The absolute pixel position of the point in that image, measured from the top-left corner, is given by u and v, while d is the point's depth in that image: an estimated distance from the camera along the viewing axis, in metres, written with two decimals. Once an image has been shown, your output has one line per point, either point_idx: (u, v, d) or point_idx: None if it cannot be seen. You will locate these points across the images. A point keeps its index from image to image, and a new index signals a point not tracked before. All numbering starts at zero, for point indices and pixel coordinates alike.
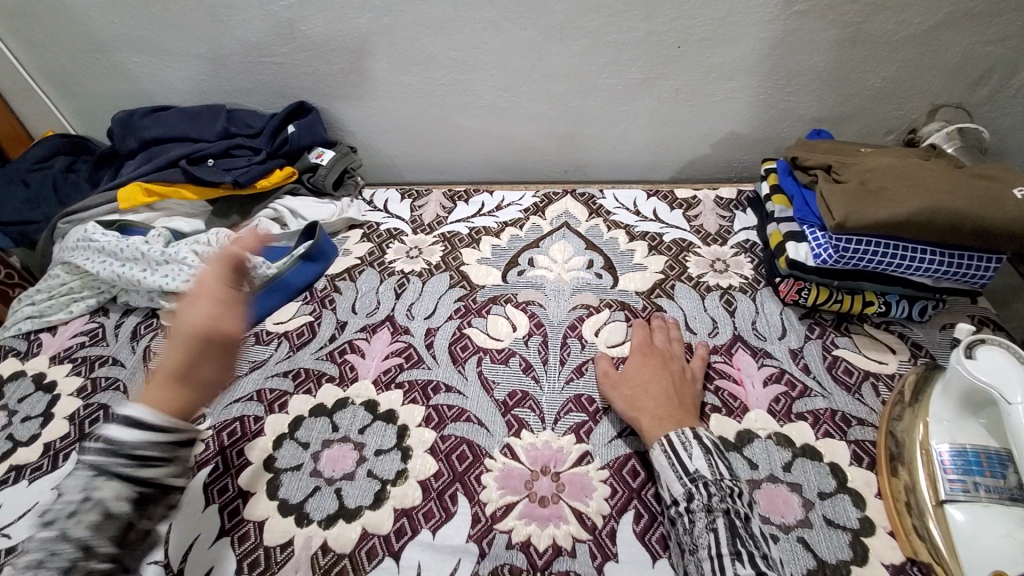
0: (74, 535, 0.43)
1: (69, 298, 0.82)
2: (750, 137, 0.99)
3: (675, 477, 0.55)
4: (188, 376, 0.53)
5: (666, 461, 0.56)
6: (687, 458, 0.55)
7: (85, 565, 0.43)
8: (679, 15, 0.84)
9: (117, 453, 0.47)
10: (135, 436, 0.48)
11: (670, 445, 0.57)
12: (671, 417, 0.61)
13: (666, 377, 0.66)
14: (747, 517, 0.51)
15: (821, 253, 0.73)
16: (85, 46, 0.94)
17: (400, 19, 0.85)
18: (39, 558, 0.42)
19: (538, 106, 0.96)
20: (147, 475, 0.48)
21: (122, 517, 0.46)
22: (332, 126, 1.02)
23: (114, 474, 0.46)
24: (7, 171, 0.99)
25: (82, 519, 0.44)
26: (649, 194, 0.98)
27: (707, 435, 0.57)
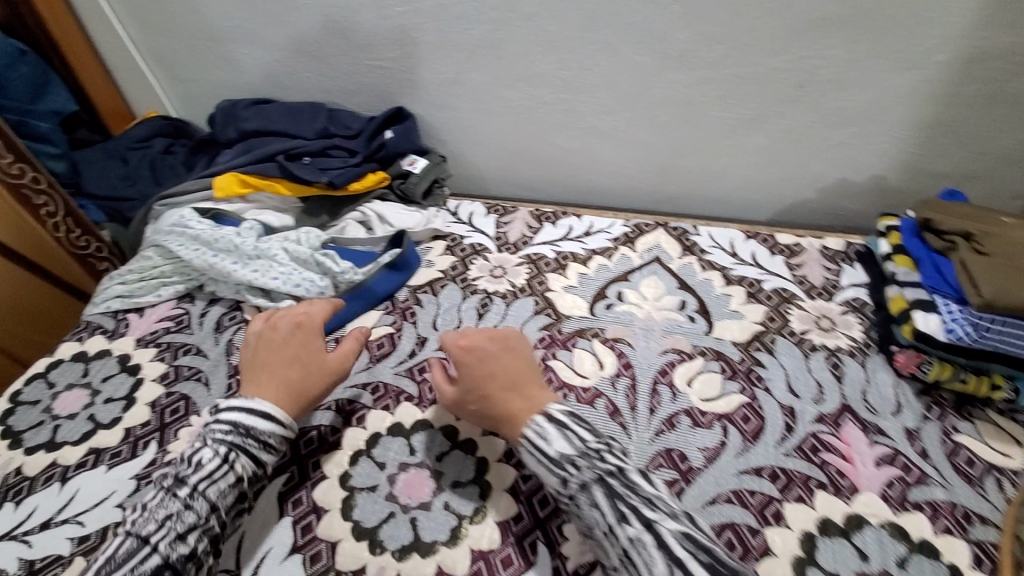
0: (204, 496, 0.54)
1: (158, 281, 0.83)
2: (865, 186, 0.92)
3: (546, 468, 0.55)
4: (297, 393, 0.61)
5: (535, 459, 0.55)
6: (547, 444, 0.55)
7: (209, 522, 0.53)
8: (809, 54, 0.79)
9: (251, 436, 0.57)
10: (266, 426, 0.58)
11: (529, 440, 0.56)
12: (523, 408, 0.58)
13: (521, 364, 0.62)
14: (620, 470, 0.54)
15: (956, 329, 0.67)
16: (200, 34, 0.96)
17: (515, 33, 0.84)
18: (174, 512, 0.52)
19: (640, 133, 0.92)
20: (266, 459, 0.58)
21: (241, 487, 0.56)
22: (426, 133, 1.00)
23: (243, 452, 0.56)
24: (109, 146, 1.03)
25: (213, 485, 0.54)
26: (748, 235, 0.92)
27: (559, 411, 0.57)
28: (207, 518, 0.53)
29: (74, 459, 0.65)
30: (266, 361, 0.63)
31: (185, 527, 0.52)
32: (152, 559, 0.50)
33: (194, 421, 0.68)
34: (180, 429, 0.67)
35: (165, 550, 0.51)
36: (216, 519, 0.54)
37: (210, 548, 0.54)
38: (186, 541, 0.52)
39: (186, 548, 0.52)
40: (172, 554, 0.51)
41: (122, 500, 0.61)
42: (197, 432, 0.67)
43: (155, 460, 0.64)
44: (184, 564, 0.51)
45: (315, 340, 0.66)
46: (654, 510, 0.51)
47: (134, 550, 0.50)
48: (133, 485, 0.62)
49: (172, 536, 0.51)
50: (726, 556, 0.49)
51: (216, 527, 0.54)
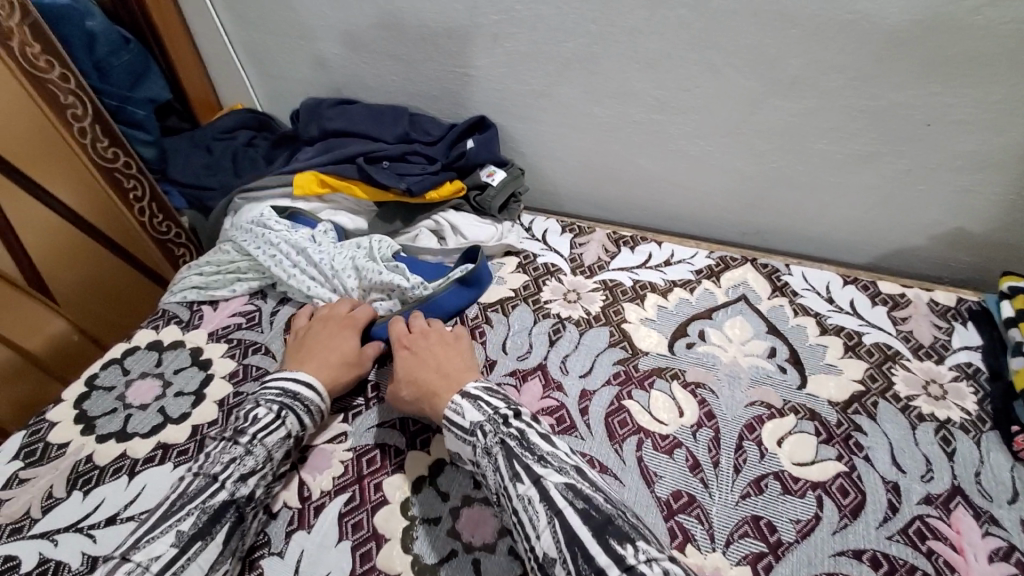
0: (262, 444, 0.58)
1: (233, 276, 0.83)
2: (988, 237, 0.83)
3: (461, 437, 0.58)
4: (333, 377, 0.66)
5: (450, 433, 0.59)
6: (459, 416, 0.59)
7: (265, 469, 0.58)
8: (942, 91, 0.71)
9: (299, 399, 0.62)
10: (309, 392, 0.63)
11: (446, 415, 0.59)
12: (445, 388, 0.62)
13: (456, 355, 0.67)
14: (521, 432, 0.56)
15: None
16: (291, 31, 0.96)
17: (613, 49, 0.80)
18: (237, 455, 0.57)
19: (735, 161, 0.86)
20: (308, 423, 0.63)
21: (290, 442, 0.61)
22: (505, 144, 0.97)
23: (292, 411, 0.61)
24: (196, 135, 1.05)
25: (270, 434, 0.59)
26: (846, 280, 0.85)
27: (472, 387, 0.61)
28: (264, 464, 0.58)
29: (142, 452, 0.66)
30: (312, 347, 0.68)
31: (247, 470, 0.56)
32: (221, 496, 0.54)
33: None
34: None
35: (230, 489, 0.55)
36: (270, 467, 0.58)
37: (262, 497, 0.58)
38: (248, 483, 0.56)
39: (248, 490, 0.56)
40: (236, 493, 0.55)
41: None
42: None
43: None
44: (245, 505, 0.55)
45: (352, 334, 0.71)
46: (549, 467, 0.53)
47: (203, 486, 0.54)
48: None
49: (237, 477, 0.55)
50: (609, 506, 0.50)
51: (269, 476, 0.58)
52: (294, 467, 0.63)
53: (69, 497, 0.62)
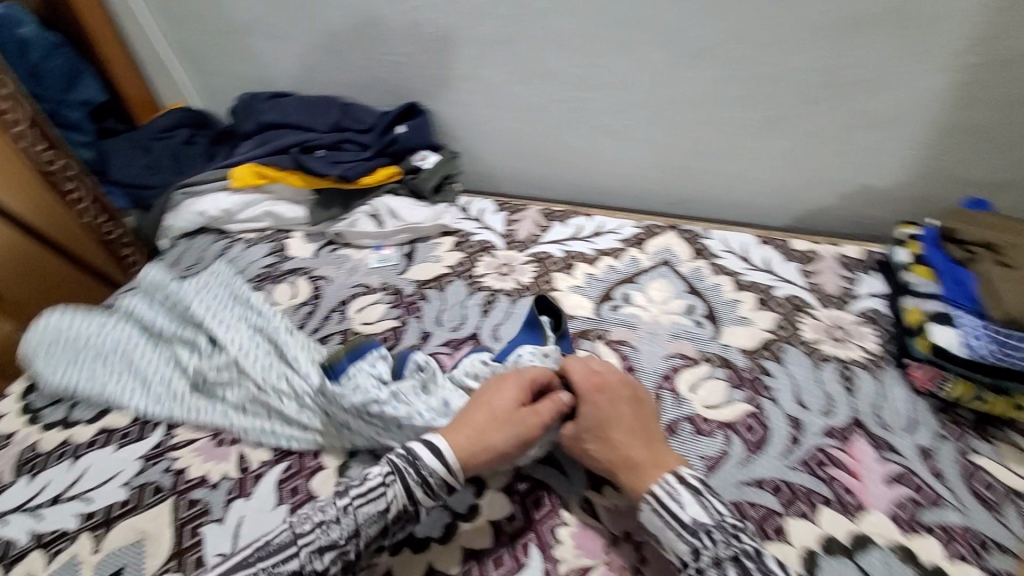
0: (353, 514, 0.52)
1: (112, 364, 0.71)
2: (889, 193, 0.88)
3: (676, 537, 0.51)
4: (485, 443, 0.56)
5: (660, 521, 0.52)
6: (678, 509, 0.52)
7: (347, 548, 0.51)
8: (830, 55, 0.77)
9: (416, 467, 0.54)
10: (431, 462, 0.55)
11: (658, 500, 0.53)
12: (646, 461, 0.55)
13: (650, 419, 0.60)
14: (757, 553, 0.49)
15: (977, 343, 0.64)
16: (222, 27, 0.99)
17: (529, 30, 0.84)
18: (326, 519, 0.52)
19: (655, 133, 0.91)
20: (421, 497, 0.54)
21: (387, 522, 0.53)
22: (438, 130, 1.01)
23: (402, 479, 0.54)
24: (137, 136, 1.06)
25: (365, 505, 0.53)
26: (762, 241, 0.90)
27: (691, 475, 0.54)
28: (346, 541, 0.51)
29: (86, 437, 0.68)
30: (472, 408, 0.59)
31: (326, 543, 0.51)
32: (292, 564, 0.50)
33: None
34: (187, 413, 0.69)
35: (303, 558, 0.50)
36: (354, 545, 0.52)
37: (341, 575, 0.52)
38: (321, 558, 0.51)
39: (319, 566, 0.50)
40: (307, 565, 0.50)
41: (129, 480, 0.63)
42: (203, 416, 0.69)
43: (163, 442, 0.66)
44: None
45: (515, 388, 0.60)
46: None
47: (284, 542, 0.51)
48: (140, 466, 0.64)
49: (313, 548, 0.51)
50: None
51: (352, 554, 0.52)
52: (233, 441, 0.66)
53: (15, 482, 0.64)
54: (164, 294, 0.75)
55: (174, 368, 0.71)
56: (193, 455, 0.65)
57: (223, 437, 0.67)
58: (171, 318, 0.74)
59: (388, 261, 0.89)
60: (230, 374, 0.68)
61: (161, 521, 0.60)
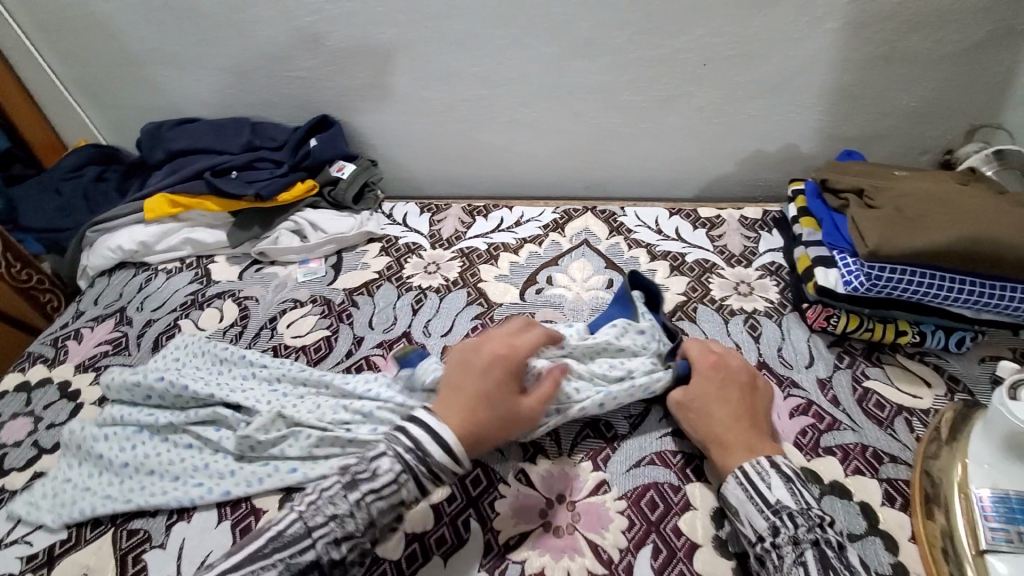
0: (366, 509, 0.51)
1: (112, 470, 0.63)
2: (779, 155, 0.96)
3: (756, 510, 0.52)
4: (475, 418, 0.55)
5: (743, 494, 0.53)
6: (767, 489, 0.52)
7: (362, 538, 0.50)
8: (707, 32, 0.83)
9: (426, 460, 0.53)
10: (440, 456, 0.53)
11: (746, 476, 0.54)
12: (741, 443, 0.57)
13: (759, 406, 0.61)
14: (839, 545, 0.49)
15: (852, 280, 0.70)
16: (119, 59, 0.98)
17: (427, 34, 0.87)
18: (339, 513, 0.50)
19: (561, 122, 0.95)
20: (429, 483, 0.54)
21: (399, 510, 0.52)
22: (354, 140, 1.02)
23: (412, 471, 0.53)
24: (43, 180, 1.03)
25: (377, 499, 0.51)
26: (672, 212, 0.96)
27: (785, 464, 0.54)
28: (363, 533, 0.50)
29: (20, 484, 0.66)
30: (453, 384, 0.57)
31: (342, 536, 0.50)
32: (308, 556, 0.48)
33: None
34: None
35: (320, 549, 0.49)
36: (369, 535, 0.51)
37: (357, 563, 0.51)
38: (339, 548, 0.49)
39: (337, 557, 0.49)
40: (324, 556, 0.49)
41: None
42: None
43: None
44: (331, 571, 0.49)
45: (494, 361, 0.58)
46: None
47: (297, 536, 0.49)
48: None
49: (330, 540, 0.49)
50: None
51: (368, 544, 0.51)
52: None
53: None
54: (129, 386, 0.66)
55: (178, 453, 0.63)
56: None
57: None
58: (170, 406, 0.66)
59: (315, 274, 0.89)
60: (274, 431, 0.62)
61: (103, 553, 0.59)
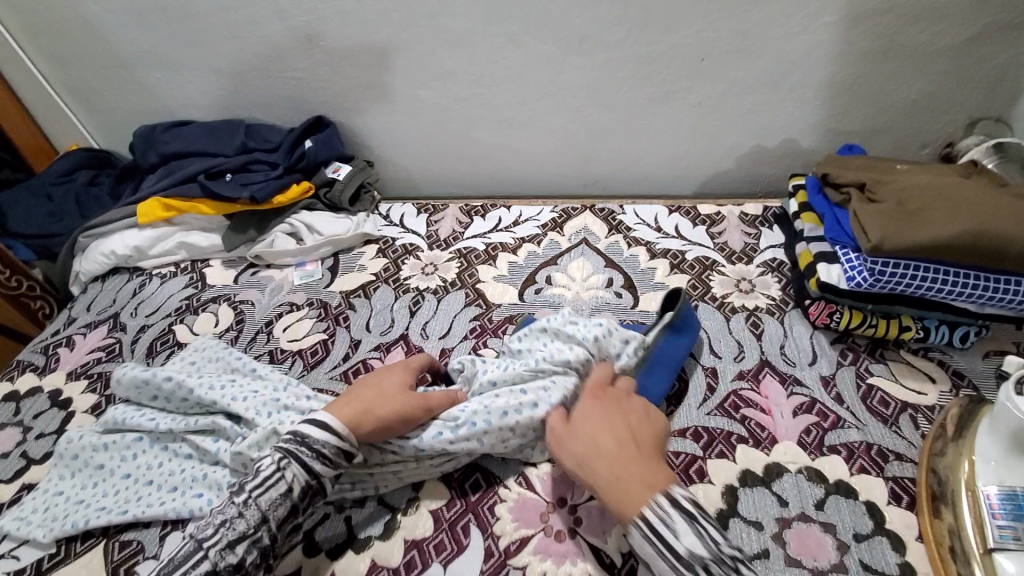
0: (256, 505, 0.51)
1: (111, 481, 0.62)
2: (778, 151, 0.95)
3: (670, 567, 0.45)
4: (367, 414, 0.57)
5: (652, 549, 0.46)
6: (675, 539, 0.46)
7: (258, 534, 0.50)
8: (704, 27, 0.82)
9: (305, 444, 0.54)
10: (321, 437, 0.54)
11: (650, 527, 0.46)
12: (638, 478, 0.49)
13: (655, 436, 0.54)
14: None
15: (855, 275, 0.70)
16: (110, 62, 0.97)
17: (420, 33, 0.86)
18: (229, 517, 0.50)
19: (558, 121, 0.94)
20: (321, 470, 0.54)
21: (293, 500, 0.52)
22: (350, 141, 1.01)
23: (297, 459, 0.53)
24: (33, 185, 1.02)
25: (266, 493, 0.51)
26: (671, 210, 0.95)
27: (684, 497, 0.48)
28: (256, 528, 0.50)
29: (8, 495, 0.65)
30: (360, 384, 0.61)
31: (235, 536, 0.49)
32: (202, 567, 0.48)
33: None
34: None
35: (214, 558, 0.48)
36: (266, 531, 0.50)
37: (261, 563, 0.50)
38: (235, 550, 0.49)
39: (234, 559, 0.49)
40: (220, 563, 0.48)
41: None
42: None
43: None
44: None
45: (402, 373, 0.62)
46: None
47: (189, 552, 0.49)
48: None
49: (223, 544, 0.49)
50: None
51: (265, 541, 0.50)
52: None
53: None
54: (137, 391, 0.65)
55: (177, 463, 0.62)
56: None
57: None
58: (173, 413, 0.65)
59: (311, 276, 0.88)
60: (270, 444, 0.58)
61: (93, 566, 0.58)
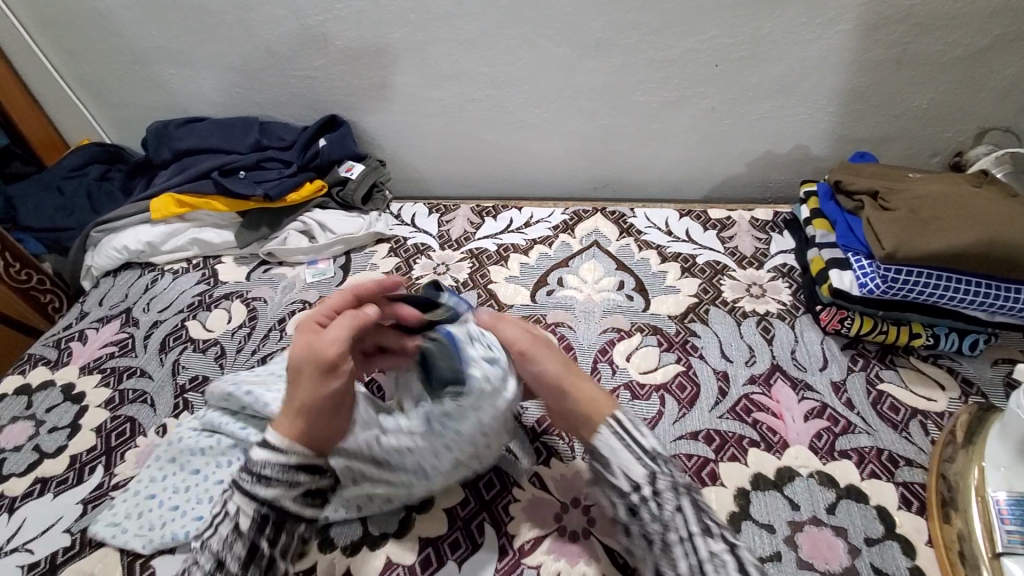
0: (209, 548, 0.48)
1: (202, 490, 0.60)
2: (789, 157, 0.96)
3: (634, 459, 0.51)
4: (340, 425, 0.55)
5: (620, 443, 0.52)
6: (640, 437, 0.53)
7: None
8: (719, 33, 0.82)
9: (246, 471, 0.50)
10: (263, 459, 0.50)
11: (621, 425, 0.53)
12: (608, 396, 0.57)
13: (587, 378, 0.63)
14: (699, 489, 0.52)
15: (867, 282, 0.70)
16: (124, 58, 0.97)
17: (436, 34, 0.86)
18: (193, 563, 0.49)
19: (570, 123, 0.95)
20: (267, 496, 0.49)
21: (246, 534, 0.48)
22: (362, 140, 1.02)
23: (239, 490, 0.49)
24: (44, 179, 1.02)
25: (216, 535, 0.49)
26: (682, 214, 0.95)
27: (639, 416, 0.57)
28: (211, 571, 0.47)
29: (21, 489, 0.65)
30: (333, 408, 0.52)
31: None
32: None
33: (141, 442, 0.68)
34: (127, 451, 0.67)
35: None
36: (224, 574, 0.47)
37: None
38: None
39: None
40: None
41: (71, 525, 0.61)
42: (144, 451, 0.67)
43: (103, 483, 0.64)
44: None
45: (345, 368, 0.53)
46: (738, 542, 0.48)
47: None
48: (81, 510, 0.62)
49: None
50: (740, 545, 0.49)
51: None
52: None
53: None
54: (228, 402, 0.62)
55: None
56: None
57: None
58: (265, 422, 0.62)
59: (324, 275, 0.89)
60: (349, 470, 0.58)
61: (108, 561, 0.58)
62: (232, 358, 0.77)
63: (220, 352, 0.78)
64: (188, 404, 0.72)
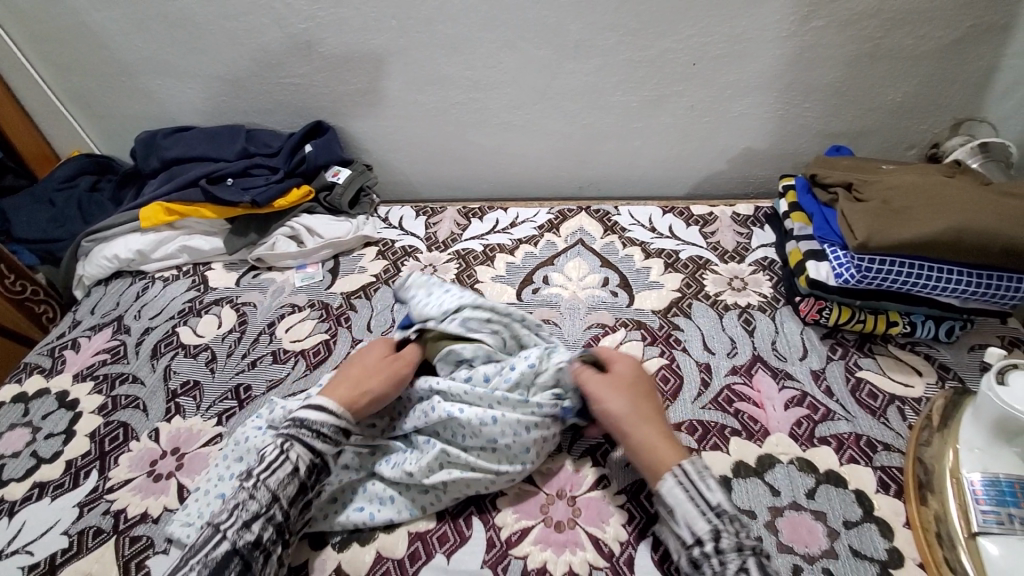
0: (265, 486, 0.52)
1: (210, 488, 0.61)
2: (769, 152, 0.97)
3: (698, 513, 0.50)
4: (364, 390, 0.61)
5: (684, 494, 0.51)
6: (708, 491, 0.51)
7: (272, 512, 0.52)
8: (694, 32, 0.84)
9: (306, 427, 0.56)
10: (319, 417, 0.57)
11: (688, 476, 0.52)
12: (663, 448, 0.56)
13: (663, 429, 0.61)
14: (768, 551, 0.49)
15: (843, 272, 0.72)
16: (112, 70, 0.98)
17: (417, 39, 0.88)
18: (241, 501, 0.52)
19: (553, 124, 0.96)
20: (322, 448, 0.56)
21: (301, 479, 0.54)
22: (349, 145, 1.03)
23: (300, 441, 0.55)
24: (36, 190, 1.03)
25: (273, 474, 0.53)
26: (665, 210, 0.97)
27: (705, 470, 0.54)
28: (268, 506, 0.52)
29: (19, 493, 0.66)
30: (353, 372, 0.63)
31: (249, 515, 0.51)
32: (222, 546, 0.50)
33: (136, 446, 0.69)
34: (121, 455, 0.68)
35: (233, 537, 0.50)
36: (279, 508, 0.52)
37: (277, 538, 0.52)
38: (251, 528, 0.51)
39: (251, 536, 0.51)
40: (239, 541, 0.50)
41: (67, 527, 0.62)
42: (138, 455, 0.68)
43: (98, 486, 0.65)
44: (251, 553, 0.50)
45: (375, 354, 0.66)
46: None
47: (207, 537, 0.50)
48: (77, 513, 0.63)
49: (240, 524, 0.51)
50: None
51: (280, 517, 0.52)
52: (172, 473, 0.66)
53: None
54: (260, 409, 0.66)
55: None
56: (131, 494, 0.64)
57: (160, 471, 0.66)
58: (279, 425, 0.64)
59: (313, 278, 0.90)
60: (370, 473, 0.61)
61: (105, 561, 0.59)
62: (223, 362, 0.78)
63: (211, 356, 0.79)
64: (179, 408, 0.73)
